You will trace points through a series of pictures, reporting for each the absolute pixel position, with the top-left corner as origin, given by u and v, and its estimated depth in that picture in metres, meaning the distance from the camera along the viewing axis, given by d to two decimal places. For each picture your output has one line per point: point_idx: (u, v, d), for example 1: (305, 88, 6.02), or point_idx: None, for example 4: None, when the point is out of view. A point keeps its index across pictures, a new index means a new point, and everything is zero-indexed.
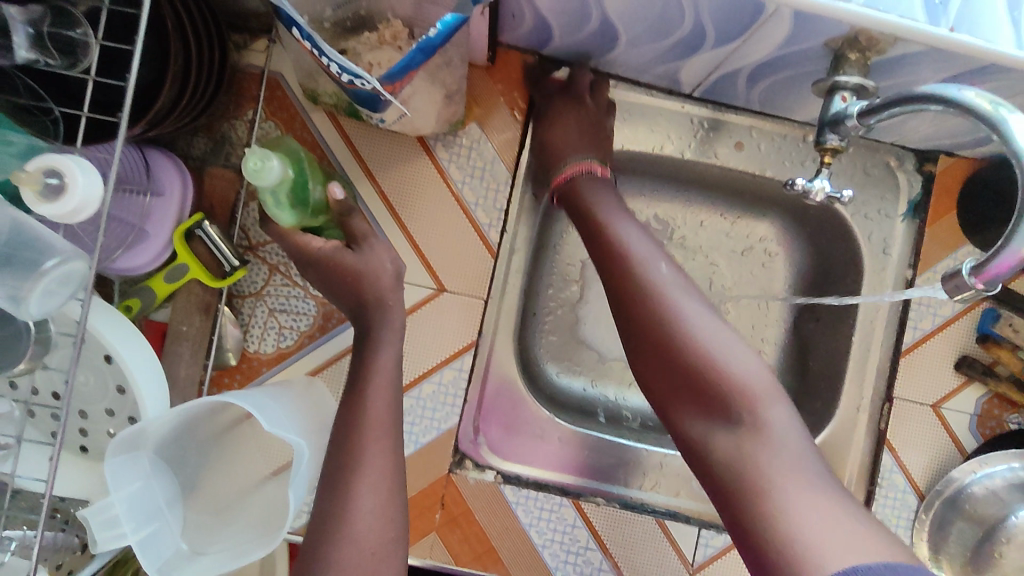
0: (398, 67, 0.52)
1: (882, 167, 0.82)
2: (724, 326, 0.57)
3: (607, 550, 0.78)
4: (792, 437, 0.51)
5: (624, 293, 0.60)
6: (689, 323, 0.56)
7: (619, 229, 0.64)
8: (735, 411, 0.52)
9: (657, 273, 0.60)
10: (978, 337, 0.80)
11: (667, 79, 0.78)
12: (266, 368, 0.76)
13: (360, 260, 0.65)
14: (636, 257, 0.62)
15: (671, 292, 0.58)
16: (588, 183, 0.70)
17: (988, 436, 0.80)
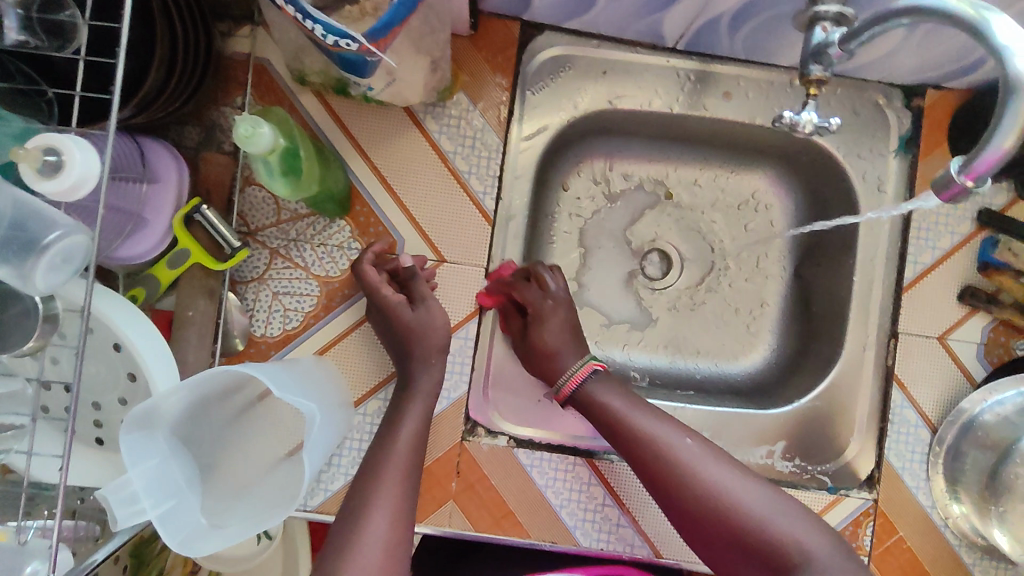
0: (380, 22, 0.52)
1: (871, 106, 0.82)
2: (739, 473, 0.64)
3: (624, 505, 0.78)
4: (843, 563, 0.58)
5: (674, 499, 0.64)
6: (726, 495, 0.62)
7: (646, 425, 0.67)
8: (792, 569, 0.58)
9: (700, 468, 0.64)
10: (979, 267, 0.80)
11: (649, 34, 0.78)
12: (274, 351, 0.76)
13: (419, 319, 0.73)
14: (668, 451, 0.65)
15: (678, 443, 0.66)
16: (603, 390, 0.71)
17: (996, 364, 0.80)
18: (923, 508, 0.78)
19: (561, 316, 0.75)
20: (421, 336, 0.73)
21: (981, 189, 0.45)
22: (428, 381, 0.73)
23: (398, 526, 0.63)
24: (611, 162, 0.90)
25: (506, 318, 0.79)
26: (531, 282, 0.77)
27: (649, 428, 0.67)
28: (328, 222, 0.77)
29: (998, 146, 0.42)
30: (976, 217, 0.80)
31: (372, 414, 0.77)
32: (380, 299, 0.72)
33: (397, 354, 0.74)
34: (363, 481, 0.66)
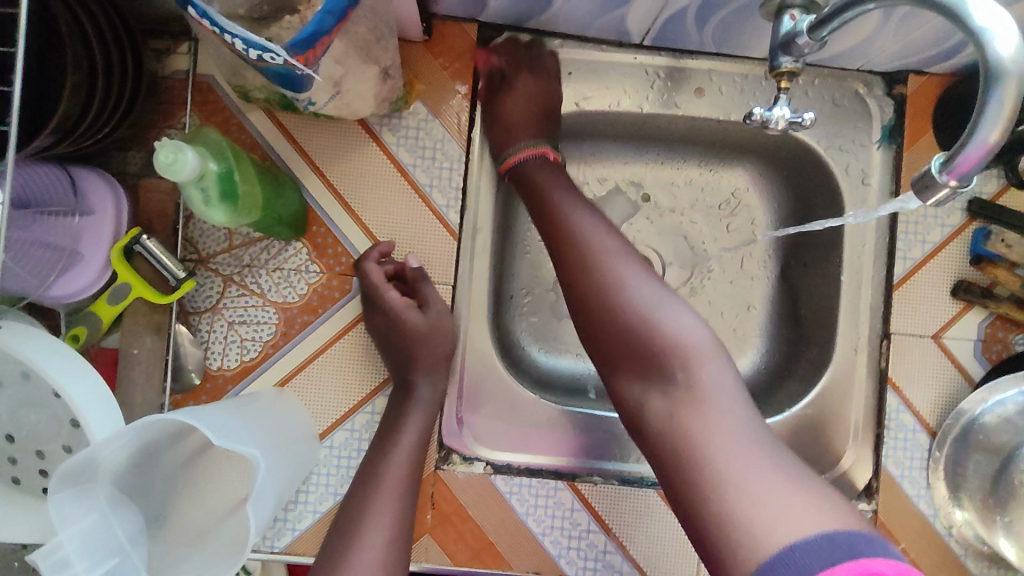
0: (305, 32, 0.48)
1: (850, 96, 0.78)
2: (664, 293, 0.61)
3: (610, 530, 0.74)
4: (724, 392, 0.56)
5: (575, 284, 0.64)
6: (627, 288, 0.61)
7: (568, 215, 0.67)
8: (671, 373, 0.57)
9: (614, 270, 0.62)
10: (972, 259, 0.75)
11: (613, 30, 0.74)
12: (232, 385, 0.72)
13: (431, 324, 0.71)
14: (583, 240, 0.65)
15: (597, 237, 0.65)
16: (538, 168, 0.71)
17: (995, 361, 0.76)
18: (925, 517, 0.74)
19: (542, 88, 0.75)
20: (426, 343, 0.70)
21: (965, 188, 0.41)
22: (426, 397, 0.70)
23: (394, 543, 0.62)
24: (584, 166, 0.85)
25: (485, 75, 0.76)
26: (521, 62, 0.75)
27: (570, 219, 0.66)
28: (283, 245, 0.73)
29: (982, 139, 0.38)
30: (966, 206, 0.76)
31: (338, 446, 0.72)
32: (382, 299, 0.70)
33: (397, 361, 0.70)
34: (361, 490, 0.65)
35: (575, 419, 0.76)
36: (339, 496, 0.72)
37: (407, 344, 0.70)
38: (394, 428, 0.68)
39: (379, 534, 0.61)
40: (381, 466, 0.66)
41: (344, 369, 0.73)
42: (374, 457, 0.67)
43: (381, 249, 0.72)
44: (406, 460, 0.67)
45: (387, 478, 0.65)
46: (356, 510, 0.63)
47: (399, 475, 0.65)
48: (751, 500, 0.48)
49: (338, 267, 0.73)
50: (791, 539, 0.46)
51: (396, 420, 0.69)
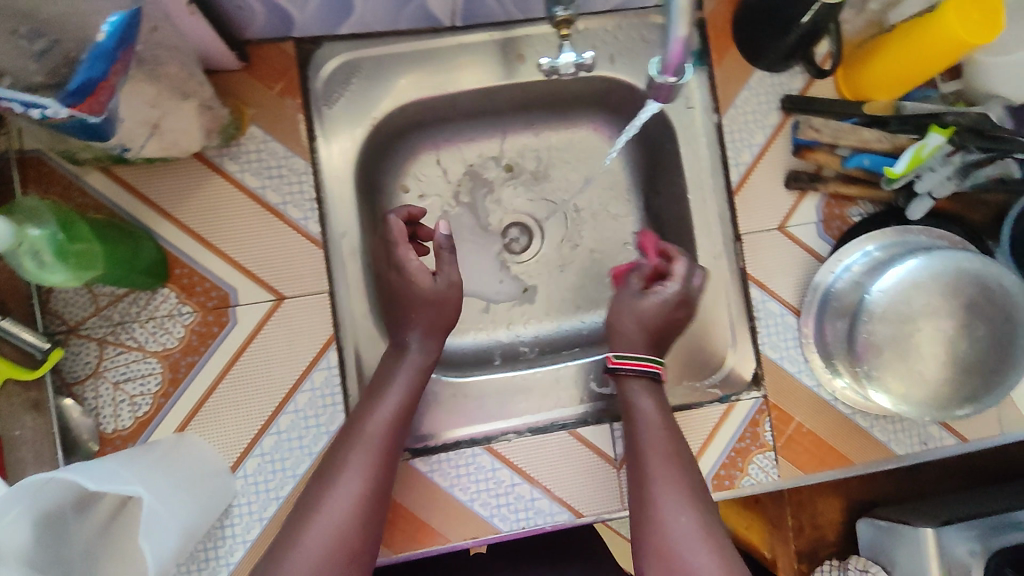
0: (78, 83, 0.48)
1: (657, 31, 0.83)
2: (724, 568, 0.63)
3: (533, 479, 0.77)
4: None
5: (641, 493, 0.70)
6: (687, 550, 0.65)
7: (649, 462, 0.71)
8: None
9: (676, 531, 0.66)
10: (793, 150, 0.81)
11: (422, 18, 0.77)
12: (132, 442, 0.73)
13: (439, 291, 0.76)
14: (651, 478, 0.70)
15: (676, 512, 0.67)
16: (631, 384, 0.76)
17: (838, 236, 0.82)
18: (811, 389, 0.81)
19: (681, 315, 0.78)
20: (427, 303, 0.75)
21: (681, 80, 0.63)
22: (415, 359, 0.75)
23: (369, 494, 0.67)
24: (448, 151, 0.91)
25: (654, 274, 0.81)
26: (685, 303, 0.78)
27: (650, 475, 0.70)
28: (150, 294, 0.73)
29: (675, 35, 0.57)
30: (780, 104, 0.82)
31: (253, 473, 0.74)
32: (398, 254, 0.75)
33: (398, 318, 0.76)
34: (342, 442, 0.70)
35: (478, 385, 0.81)
36: (265, 519, 0.73)
37: (404, 301, 0.75)
38: (382, 386, 0.72)
39: (353, 486, 0.67)
40: (363, 424, 0.70)
41: (241, 399, 0.74)
42: (359, 414, 0.72)
43: (411, 210, 0.78)
44: (391, 416, 0.71)
45: (366, 434, 0.70)
46: (332, 464, 0.69)
47: (379, 432, 0.70)
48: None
49: (211, 301, 0.74)
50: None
51: (385, 379, 0.73)
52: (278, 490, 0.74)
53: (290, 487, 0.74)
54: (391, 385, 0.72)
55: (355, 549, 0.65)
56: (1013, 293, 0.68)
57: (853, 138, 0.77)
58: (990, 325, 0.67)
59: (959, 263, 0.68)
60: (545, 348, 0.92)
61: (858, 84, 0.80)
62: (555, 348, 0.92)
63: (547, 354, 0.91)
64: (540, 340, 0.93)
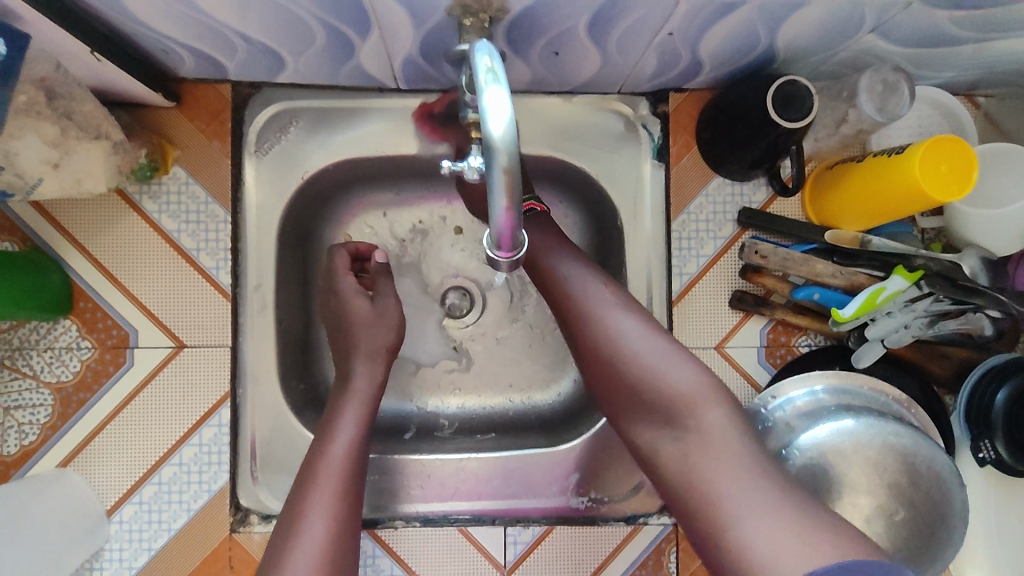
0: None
1: (616, 119, 0.78)
2: (655, 338, 0.59)
3: (414, 572, 0.75)
4: (734, 442, 0.52)
5: (566, 317, 0.64)
6: (618, 339, 0.60)
7: (563, 273, 0.65)
8: (677, 419, 0.55)
9: (597, 325, 0.61)
10: (741, 270, 0.75)
11: (365, 77, 0.74)
12: (14, 470, 0.72)
13: (377, 310, 0.75)
14: (575, 300, 0.63)
15: (598, 308, 0.62)
16: (533, 223, 0.68)
17: (780, 365, 0.77)
18: None
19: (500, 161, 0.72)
20: (360, 324, 0.74)
21: (515, 255, 0.40)
22: (361, 387, 0.71)
23: (335, 543, 0.58)
24: (394, 208, 0.86)
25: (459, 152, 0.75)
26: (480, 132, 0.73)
27: (567, 286, 0.64)
28: (52, 325, 0.72)
29: (501, 205, 0.37)
30: (736, 218, 0.77)
31: (129, 521, 0.72)
32: (338, 281, 0.76)
33: (342, 350, 0.74)
34: (299, 489, 0.62)
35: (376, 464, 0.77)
36: (134, 569, 0.72)
37: (345, 329, 0.75)
38: (331, 426, 0.67)
39: (317, 533, 0.58)
40: (318, 460, 0.63)
41: (126, 445, 0.72)
42: (312, 455, 0.64)
43: (357, 245, 0.80)
44: (345, 453, 0.64)
45: (323, 476, 0.62)
46: (289, 520, 0.59)
47: (337, 464, 0.63)
48: (771, 547, 0.46)
49: (111, 339, 0.72)
50: (809, 569, 0.44)
51: (335, 414, 0.68)
52: (151, 541, 0.72)
53: (163, 540, 0.72)
54: (341, 421, 0.67)
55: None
56: (940, 475, 0.63)
57: (804, 270, 0.71)
58: (911, 508, 0.62)
59: (887, 437, 0.63)
60: (463, 425, 0.87)
61: (824, 210, 0.74)
62: (474, 428, 0.87)
63: (462, 436, 0.86)
64: (461, 415, 0.87)
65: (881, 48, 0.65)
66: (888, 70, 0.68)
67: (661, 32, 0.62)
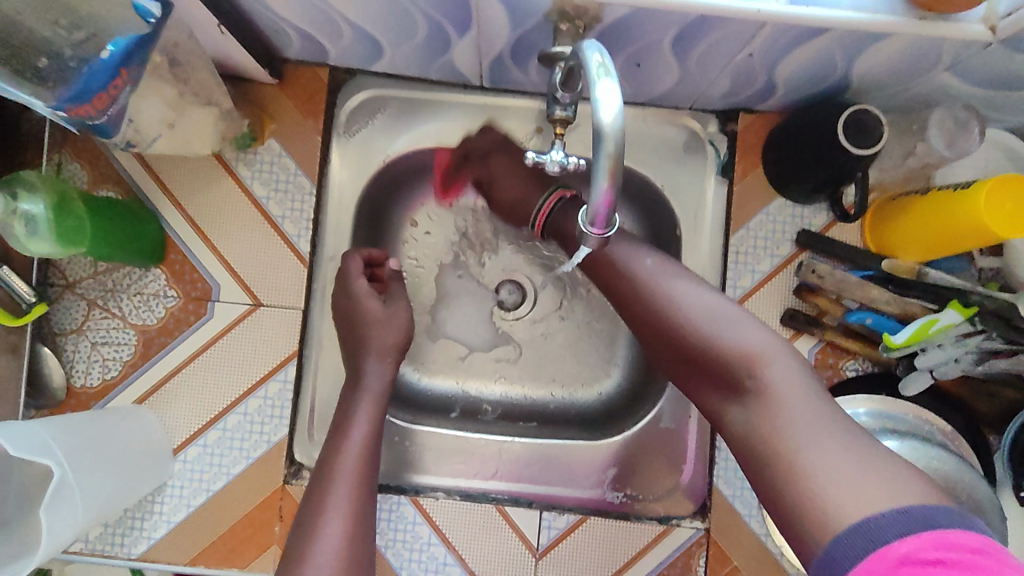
0: (75, 89, 0.51)
1: (685, 133, 0.81)
2: (717, 305, 0.61)
3: (450, 543, 0.78)
4: (798, 393, 0.53)
5: (621, 293, 0.66)
6: (680, 307, 0.61)
7: (620, 250, 0.66)
8: (742, 379, 0.56)
9: (654, 298, 0.63)
10: (796, 289, 0.78)
11: (453, 73, 0.79)
12: (95, 401, 0.77)
13: (388, 313, 0.76)
14: (631, 275, 0.65)
15: (657, 279, 0.64)
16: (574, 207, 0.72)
17: (826, 386, 0.78)
18: (757, 537, 0.78)
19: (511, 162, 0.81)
20: (370, 326, 0.75)
21: (608, 236, 0.44)
22: (374, 386, 0.73)
23: (354, 535, 0.61)
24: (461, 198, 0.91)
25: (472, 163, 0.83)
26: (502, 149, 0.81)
27: (623, 262, 0.66)
28: (144, 271, 0.78)
29: (601, 187, 0.40)
30: (795, 238, 0.79)
31: (192, 461, 0.77)
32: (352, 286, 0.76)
33: (352, 351, 0.75)
34: (318, 483, 0.65)
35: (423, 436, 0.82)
36: (192, 507, 0.77)
37: (357, 331, 0.76)
38: (345, 424, 0.69)
39: (338, 526, 0.61)
40: (334, 459, 0.66)
41: (198, 389, 0.78)
42: (329, 450, 0.68)
43: (372, 252, 0.79)
44: (359, 450, 0.67)
45: (339, 474, 0.65)
46: (308, 515, 0.62)
47: (354, 464, 0.66)
48: (837, 489, 0.46)
49: (194, 291, 0.78)
50: (872, 510, 0.44)
51: (349, 414, 0.70)
52: (210, 483, 0.77)
53: (221, 483, 0.77)
54: (355, 419, 0.69)
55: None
56: (978, 505, 0.65)
57: (858, 293, 0.73)
58: None
59: (931, 461, 0.66)
60: (506, 412, 0.90)
61: (884, 239, 0.77)
62: (516, 415, 0.90)
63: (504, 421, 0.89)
64: (504, 402, 0.91)
65: (955, 87, 0.67)
66: (960, 108, 0.70)
67: (742, 53, 0.65)
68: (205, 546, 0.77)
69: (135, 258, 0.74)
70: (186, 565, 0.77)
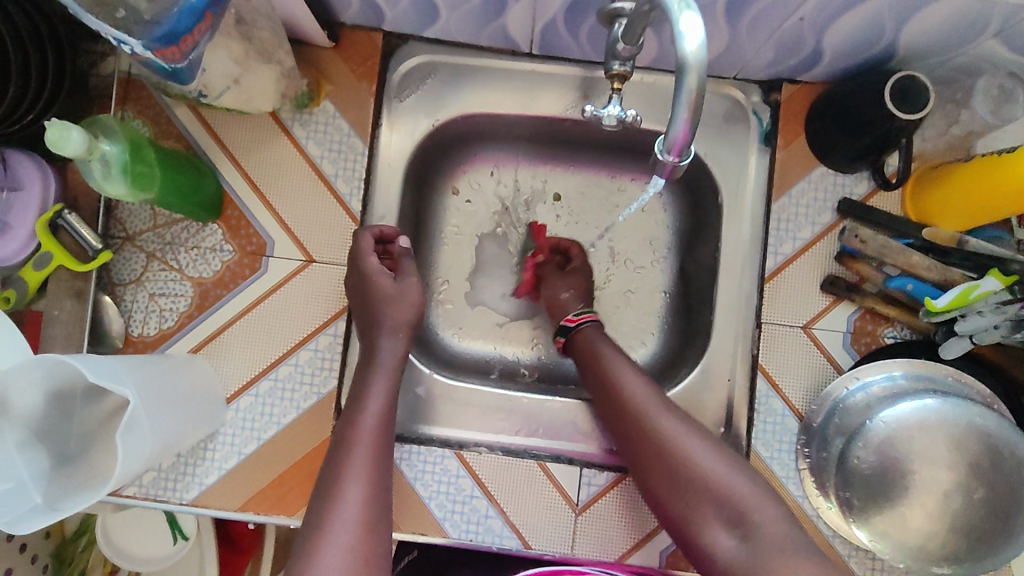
0: (163, 30, 0.53)
1: (729, 102, 0.83)
2: (715, 449, 0.69)
3: (492, 497, 0.80)
4: (788, 536, 0.62)
5: (625, 414, 0.72)
6: (684, 443, 0.68)
7: (627, 379, 0.74)
8: (739, 517, 0.63)
9: (663, 428, 0.70)
10: (837, 255, 0.80)
11: (503, 40, 0.81)
12: (151, 350, 0.79)
13: (399, 289, 0.76)
14: (636, 400, 0.72)
15: (658, 413, 0.71)
16: (594, 333, 0.82)
17: (863, 352, 0.80)
18: (794, 498, 0.79)
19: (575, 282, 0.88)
20: (382, 302, 0.75)
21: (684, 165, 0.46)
22: (389, 359, 0.74)
23: (372, 502, 0.63)
24: (501, 167, 0.94)
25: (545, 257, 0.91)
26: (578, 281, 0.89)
27: (629, 389, 0.73)
28: (202, 226, 0.80)
29: (681, 116, 0.42)
30: (836, 206, 0.81)
31: (244, 410, 0.80)
32: (364, 265, 0.77)
33: (365, 325, 0.76)
34: (336, 451, 0.67)
35: (466, 393, 0.84)
36: (243, 454, 0.79)
37: (369, 306, 0.76)
38: (361, 395, 0.71)
39: (357, 491, 0.63)
40: (350, 430, 0.68)
41: (252, 340, 0.80)
42: (345, 421, 0.70)
43: (382, 230, 0.79)
44: (374, 423, 0.69)
45: (358, 444, 0.67)
46: (328, 482, 0.64)
47: (368, 434, 0.68)
48: None
49: (250, 247, 0.81)
50: None
51: (363, 387, 0.72)
52: (261, 432, 0.79)
53: (272, 433, 0.79)
54: (372, 390, 0.71)
55: (370, 562, 0.60)
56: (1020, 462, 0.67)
57: (899, 259, 0.76)
58: (990, 489, 0.66)
59: (973, 419, 0.68)
60: (544, 376, 0.92)
61: (924, 207, 0.78)
62: (554, 379, 0.92)
63: (543, 384, 0.91)
64: (542, 366, 0.93)
65: (1001, 55, 0.69)
66: (1004, 76, 0.71)
67: (793, 17, 0.67)
68: (255, 493, 0.79)
69: (196, 212, 0.76)
70: (236, 511, 0.79)
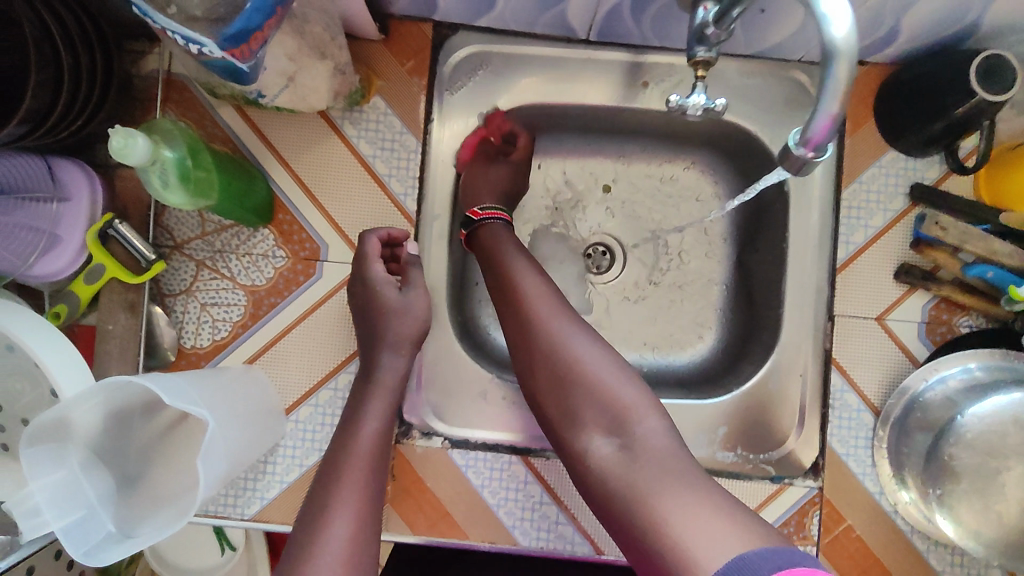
0: (234, 28, 0.50)
1: (793, 87, 0.80)
2: (609, 354, 0.66)
3: (561, 502, 0.79)
4: (664, 444, 0.60)
5: (519, 312, 0.69)
6: (574, 346, 0.66)
7: (523, 277, 0.71)
8: (620, 424, 0.61)
9: (553, 329, 0.67)
10: (912, 243, 0.78)
11: (559, 27, 0.78)
12: (205, 362, 0.77)
13: (403, 302, 0.74)
14: (529, 300, 0.69)
15: (551, 313, 0.68)
16: (498, 229, 0.77)
17: (939, 342, 0.78)
18: (871, 494, 0.77)
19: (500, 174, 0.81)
20: (391, 319, 0.73)
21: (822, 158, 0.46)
22: (390, 378, 0.72)
23: (362, 526, 0.61)
24: (549, 159, 0.91)
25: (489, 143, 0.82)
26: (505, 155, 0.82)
27: (523, 288, 0.70)
28: (252, 232, 0.77)
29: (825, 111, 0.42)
30: (908, 192, 0.78)
31: (304, 421, 0.77)
32: (368, 271, 0.74)
33: (366, 339, 0.74)
34: (328, 475, 0.64)
35: None
36: (305, 467, 0.77)
37: (374, 320, 0.73)
38: (359, 413, 0.70)
39: (345, 521, 0.60)
40: (345, 452, 0.66)
41: (310, 348, 0.77)
42: (340, 442, 0.67)
43: (391, 232, 0.76)
44: (371, 443, 0.67)
45: (354, 465, 0.65)
46: (318, 507, 0.61)
47: (365, 456, 0.66)
48: (699, 533, 0.51)
49: (303, 252, 0.78)
50: (740, 552, 0.49)
51: (361, 403, 0.70)
52: (322, 443, 0.77)
53: None
54: (369, 411, 0.70)
55: None
56: None
57: (980, 246, 0.71)
58: None
59: None
60: None
61: (1001, 190, 0.75)
62: None
63: None
64: None
65: None
66: None
67: None
68: None
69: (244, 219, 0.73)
70: None
